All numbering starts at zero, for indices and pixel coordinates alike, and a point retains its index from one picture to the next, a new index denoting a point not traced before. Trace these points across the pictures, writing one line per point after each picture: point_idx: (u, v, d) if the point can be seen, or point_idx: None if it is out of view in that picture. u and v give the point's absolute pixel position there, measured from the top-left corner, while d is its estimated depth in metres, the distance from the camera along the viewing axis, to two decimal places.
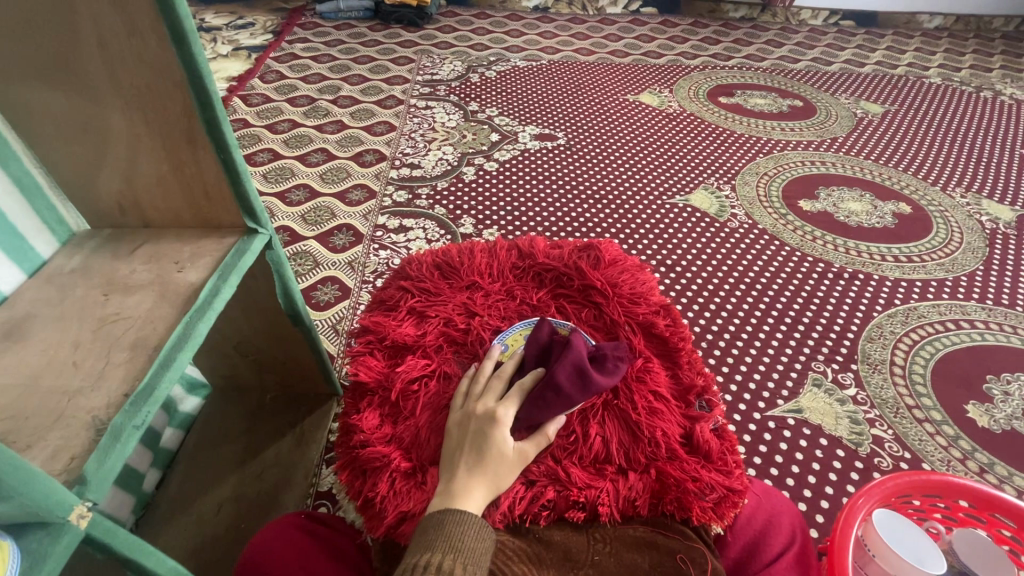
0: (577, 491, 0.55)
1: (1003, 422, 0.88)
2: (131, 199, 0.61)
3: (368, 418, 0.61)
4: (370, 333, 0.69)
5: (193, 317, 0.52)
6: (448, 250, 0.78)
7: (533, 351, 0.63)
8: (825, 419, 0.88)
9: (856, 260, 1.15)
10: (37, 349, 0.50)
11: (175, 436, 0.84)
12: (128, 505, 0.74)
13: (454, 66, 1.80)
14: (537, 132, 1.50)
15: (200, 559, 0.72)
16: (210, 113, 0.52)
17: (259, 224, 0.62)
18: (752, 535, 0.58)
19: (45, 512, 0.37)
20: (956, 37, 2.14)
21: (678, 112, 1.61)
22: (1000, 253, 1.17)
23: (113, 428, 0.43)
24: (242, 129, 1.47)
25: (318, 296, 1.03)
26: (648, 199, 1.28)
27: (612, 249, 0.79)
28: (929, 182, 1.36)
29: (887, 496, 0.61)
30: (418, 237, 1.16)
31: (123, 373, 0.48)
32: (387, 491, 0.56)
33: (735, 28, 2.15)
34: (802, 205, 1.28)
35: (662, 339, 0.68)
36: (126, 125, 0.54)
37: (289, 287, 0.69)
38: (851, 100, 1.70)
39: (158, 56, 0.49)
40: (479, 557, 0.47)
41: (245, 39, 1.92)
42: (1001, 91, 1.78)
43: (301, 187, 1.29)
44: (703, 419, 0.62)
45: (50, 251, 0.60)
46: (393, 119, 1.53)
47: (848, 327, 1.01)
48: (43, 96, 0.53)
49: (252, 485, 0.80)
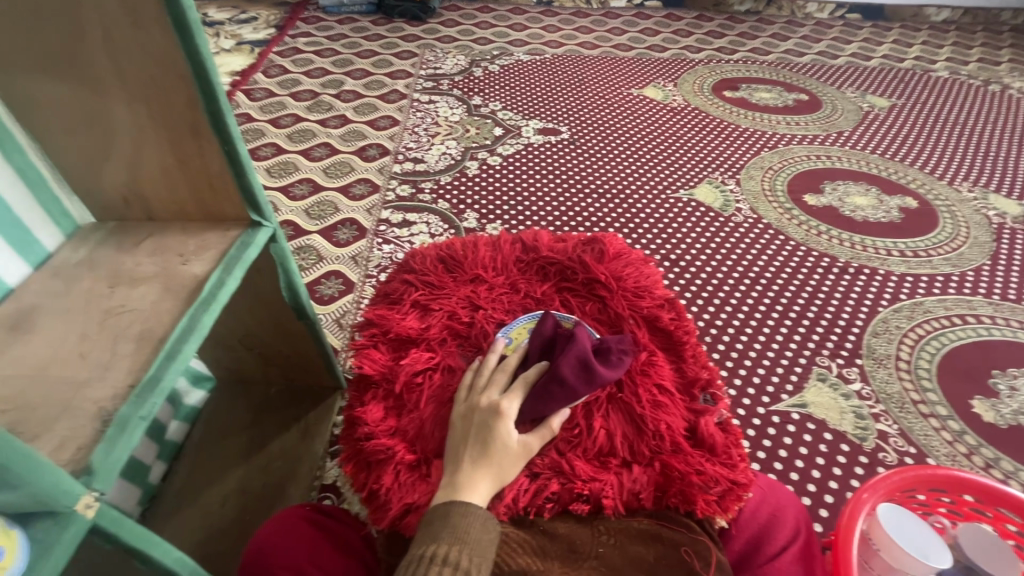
0: (581, 484, 0.55)
1: (1009, 417, 0.88)
2: (135, 192, 0.61)
3: (373, 411, 0.61)
4: (374, 326, 0.69)
5: (198, 309, 0.52)
6: (452, 244, 0.78)
7: (536, 344, 0.63)
8: (830, 414, 0.87)
9: (862, 254, 1.14)
10: (44, 340, 0.50)
11: (180, 429, 0.84)
12: (134, 496, 0.75)
13: (457, 61, 1.79)
14: (540, 127, 1.49)
15: (206, 550, 0.73)
16: (213, 103, 0.52)
17: (263, 217, 0.62)
18: (756, 527, 0.58)
19: (52, 501, 0.37)
20: (964, 30, 2.11)
21: (682, 105, 1.60)
22: (1008, 248, 1.16)
23: (120, 418, 0.44)
24: (246, 123, 1.47)
25: (322, 290, 1.04)
26: (652, 193, 1.28)
27: (617, 243, 0.79)
28: (936, 176, 1.35)
29: (892, 489, 0.61)
30: (422, 232, 1.16)
31: (129, 364, 0.48)
32: (392, 483, 0.56)
33: (741, 21, 2.13)
34: (807, 199, 1.27)
35: (667, 332, 0.68)
36: (130, 116, 0.54)
37: (293, 280, 0.69)
38: (857, 94, 1.68)
39: (162, 46, 0.49)
40: (484, 549, 0.47)
41: (248, 34, 1.91)
42: (1009, 85, 1.77)
43: (305, 181, 1.29)
44: (707, 412, 0.61)
45: (56, 243, 0.61)
46: (396, 113, 1.53)
47: (854, 322, 1.01)
48: (46, 86, 0.53)
49: (257, 478, 0.80)
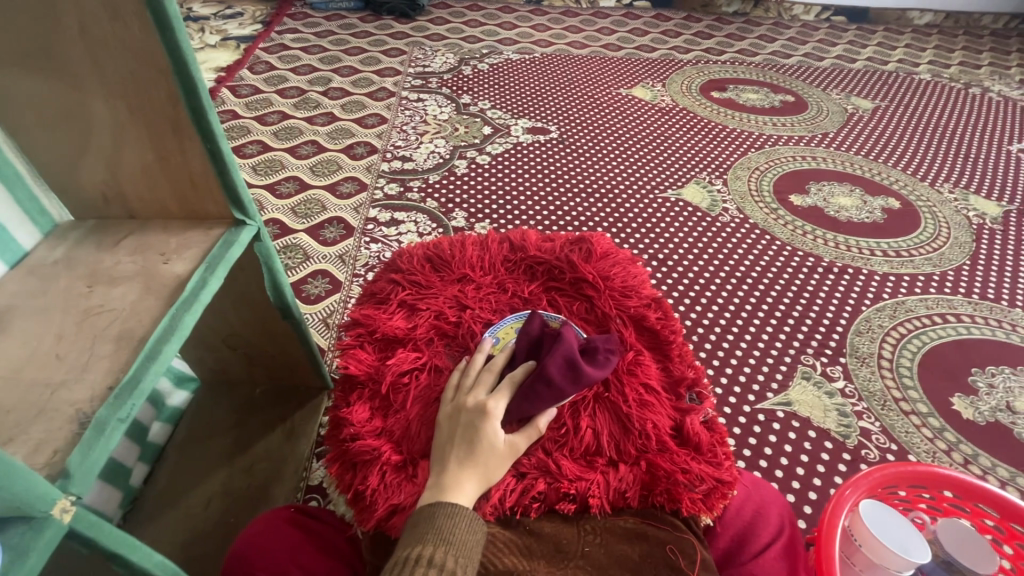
0: (568, 483, 0.55)
1: (987, 414, 0.89)
2: (115, 189, 0.60)
3: (359, 411, 0.60)
4: (360, 326, 0.68)
5: (179, 309, 0.51)
6: (440, 243, 0.78)
7: (523, 344, 0.63)
8: (814, 412, 0.88)
9: (846, 254, 1.16)
10: (19, 341, 0.49)
11: (163, 430, 0.83)
12: (115, 499, 0.74)
13: (446, 59, 1.78)
14: (529, 126, 1.49)
15: (189, 553, 0.72)
16: (195, 100, 0.51)
17: (247, 215, 0.61)
18: (741, 525, 0.58)
19: (26, 506, 0.36)
20: (946, 34, 2.15)
21: (671, 106, 1.61)
22: (987, 248, 1.18)
23: (98, 421, 0.43)
24: (231, 120, 1.46)
25: (308, 289, 1.03)
26: (641, 193, 1.28)
27: (605, 242, 0.79)
28: (918, 178, 1.37)
29: (873, 486, 0.62)
30: (411, 230, 1.15)
31: (107, 365, 0.47)
32: (377, 484, 0.56)
33: (729, 22, 2.15)
34: (793, 199, 1.29)
35: (654, 331, 0.68)
36: (109, 112, 0.53)
37: (278, 280, 0.68)
38: (842, 95, 1.71)
39: (141, 42, 0.48)
40: (470, 550, 0.47)
41: (234, 29, 1.89)
42: (990, 88, 1.80)
43: (291, 179, 1.28)
44: (693, 411, 0.62)
45: (32, 242, 0.59)
46: (385, 111, 1.52)
47: (838, 321, 1.02)
48: (22, 82, 0.52)
49: (242, 479, 0.79)
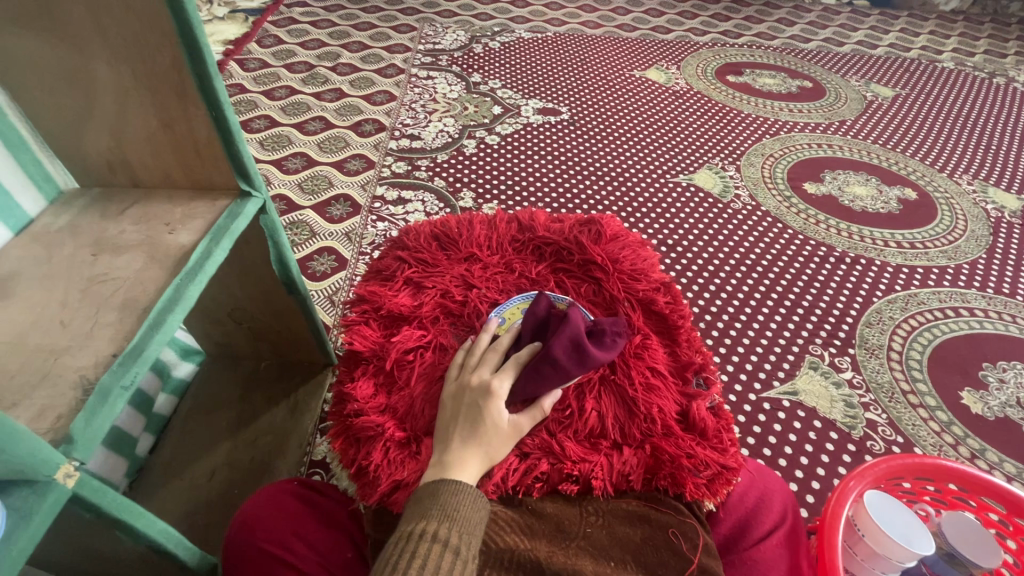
0: (571, 464, 0.55)
1: (996, 409, 0.88)
2: (120, 157, 0.59)
3: (363, 387, 0.60)
4: (366, 303, 0.68)
5: (183, 279, 0.50)
6: (447, 222, 0.77)
7: (530, 325, 0.62)
8: (820, 402, 0.88)
9: (859, 244, 1.13)
10: (24, 307, 0.49)
11: (169, 402, 0.83)
12: (121, 468, 0.74)
13: (457, 36, 1.75)
14: (540, 106, 1.46)
15: (194, 522, 0.73)
16: (200, 67, 0.50)
17: (253, 187, 0.60)
18: (743, 511, 0.58)
19: (29, 470, 0.37)
20: (972, 21, 2.07)
21: (685, 89, 1.58)
22: (1005, 241, 1.16)
23: (101, 387, 0.43)
24: (238, 94, 1.44)
25: (313, 266, 1.02)
26: (650, 176, 1.26)
27: (615, 225, 0.78)
28: (936, 168, 1.34)
29: (879, 477, 0.61)
30: (417, 210, 1.14)
31: (111, 333, 0.47)
32: (381, 459, 0.56)
33: (748, 4, 2.09)
34: (807, 187, 1.26)
35: (661, 315, 0.68)
36: (114, 77, 0.52)
37: (284, 255, 0.68)
38: (862, 82, 1.66)
39: (145, 4, 0.46)
40: (473, 528, 0.47)
41: (242, 2, 1.86)
42: (1014, 78, 1.74)
43: (299, 154, 1.27)
44: (699, 396, 0.61)
45: (37, 208, 0.59)
46: (394, 88, 1.50)
47: (848, 312, 1.01)
48: (22, 41, 0.51)
49: (246, 452, 0.80)
